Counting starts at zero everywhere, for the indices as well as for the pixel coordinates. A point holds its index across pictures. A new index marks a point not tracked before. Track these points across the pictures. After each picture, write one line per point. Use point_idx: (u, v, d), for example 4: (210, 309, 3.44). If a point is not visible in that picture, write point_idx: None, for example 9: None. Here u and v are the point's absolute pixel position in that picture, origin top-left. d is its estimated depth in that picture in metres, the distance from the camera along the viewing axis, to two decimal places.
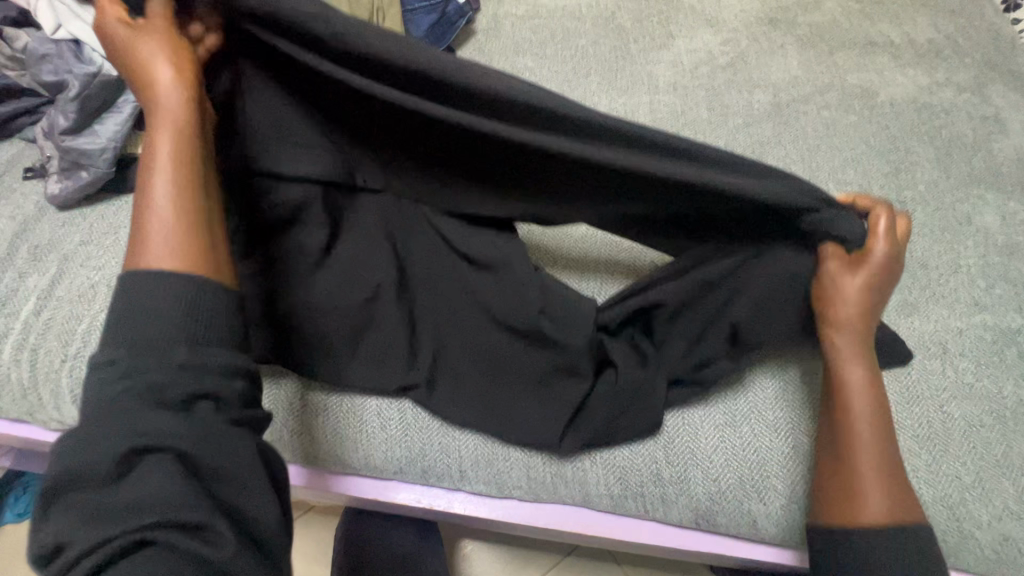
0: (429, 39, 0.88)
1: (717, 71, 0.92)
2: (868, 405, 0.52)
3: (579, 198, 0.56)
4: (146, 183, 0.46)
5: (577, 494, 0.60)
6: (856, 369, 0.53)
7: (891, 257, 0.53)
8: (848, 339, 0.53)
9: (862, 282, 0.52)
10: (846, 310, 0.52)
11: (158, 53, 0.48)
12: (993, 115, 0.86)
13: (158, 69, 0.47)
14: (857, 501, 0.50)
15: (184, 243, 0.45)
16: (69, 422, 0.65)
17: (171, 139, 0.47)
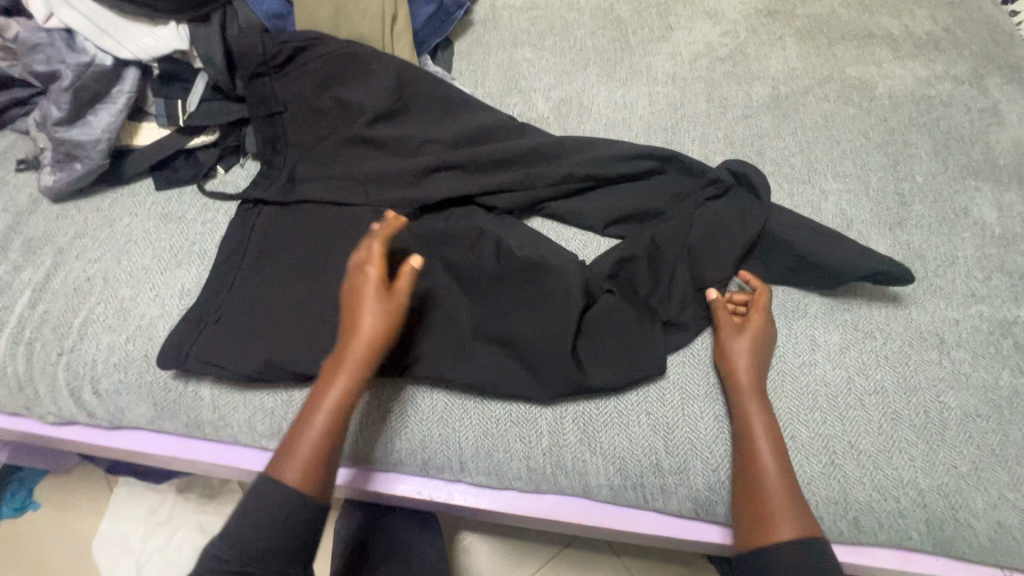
0: (428, 30, 0.86)
1: (717, 63, 0.91)
2: (767, 445, 0.56)
3: (552, 184, 0.72)
4: (312, 404, 0.55)
5: (577, 484, 0.60)
6: (757, 413, 0.57)
7: (766, 319, 0.63)
8: (746, 385, 0.58)
9: (750, 339, 0.61)
10: (738, 361, 0.60)
11: (367, 304, 0.56)
12: (991, 107, 0.86)
13: (360, 317, 0.55)
14: (767, 530, 0.52)
15: (311, 468, 0.53)
16: (66, 415, 0.65)
17: (340, 380, 0.55)
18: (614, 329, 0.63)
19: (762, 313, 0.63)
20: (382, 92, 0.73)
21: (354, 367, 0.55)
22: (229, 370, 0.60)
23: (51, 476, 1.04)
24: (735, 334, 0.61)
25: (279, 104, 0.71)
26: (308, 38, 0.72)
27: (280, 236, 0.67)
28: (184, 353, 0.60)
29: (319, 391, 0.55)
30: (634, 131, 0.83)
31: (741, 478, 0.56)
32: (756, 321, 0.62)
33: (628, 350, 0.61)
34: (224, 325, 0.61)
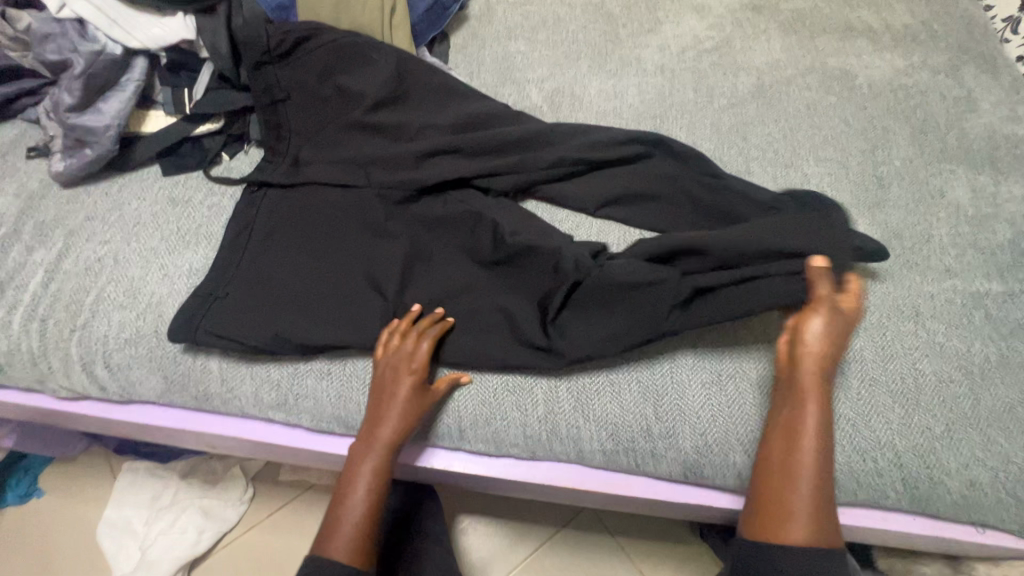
0: (425, 23, 0.89)
1: (704, 54, 0.95)
2: (816, 441, 0.55)
3: (547, 168, 0.74)
4: (354, 488, 0.60)
5: (572, 450, 0.63)
6: (814, 404, 0.57)
7: (853, 315, 0.60)
8: (812, 373, 0.57)
9: (830, 335, 0.58)
10: (813, 348, 0.57)
11: (408, 404, 0.60)
12: (966, 95, 0.90)
13: (400, 415, 0.60)
14: (785, 520, 0.54)
15: (358, 545, 0.58)
16: (78, 390, 0.67)
17: (381, 464, 0.60)
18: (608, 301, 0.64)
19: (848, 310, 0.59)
20: (383, 81, 0.75)
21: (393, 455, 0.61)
22: (237, 342, 0.62)
23: (57, 463, 1.06)
24: (822, 318, 0.58)
25: (282, 92, 0.74)
26: (309, 28, 0.75)
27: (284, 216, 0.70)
28: (194, 328, 0.62)
29: (359, 474, 0.60)
30: (625, 119, 0.87)
31: (773, 468, 0.56)
32: (847, 314, 0.59)
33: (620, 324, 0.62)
34: (231, 299, 0.64)
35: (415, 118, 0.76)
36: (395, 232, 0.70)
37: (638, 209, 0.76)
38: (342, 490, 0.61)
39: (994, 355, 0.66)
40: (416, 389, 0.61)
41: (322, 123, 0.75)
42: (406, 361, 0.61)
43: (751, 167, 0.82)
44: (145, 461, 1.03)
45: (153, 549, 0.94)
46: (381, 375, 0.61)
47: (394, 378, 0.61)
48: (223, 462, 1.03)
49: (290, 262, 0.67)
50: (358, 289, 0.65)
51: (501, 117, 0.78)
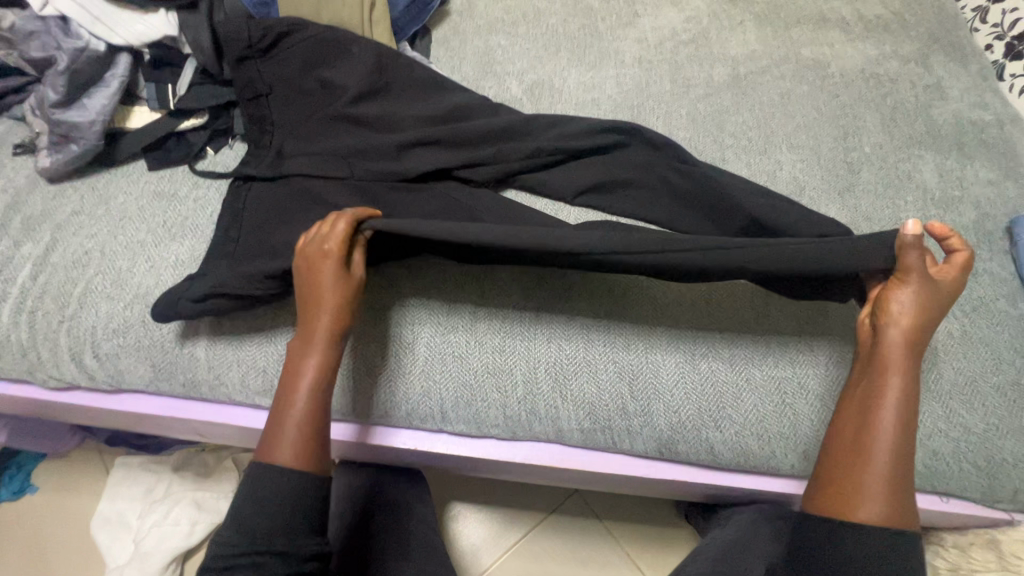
0: (407, 18, 0.90)
1: (680, 46, 0.97)
2: (896, 410, 0.55)
3: (525, 158, 0.76)
4: (294, 383, 0.58)
5: (551, 429, 0.66)
6: (896, 374, 0.56)
7: (947, 285, 0.58)
8: (897, 343, 0.56)
9: (925, 304, 0.56)
10: (901, 319, 0.56)
11: (334, 286, 0.58)
12: (935, 83, 0.92)
13: (327, 299, 0.58)
14: (857, 491, 0.54)
15: (305, 443, 0.57)
16: (67, 380, 0.69)
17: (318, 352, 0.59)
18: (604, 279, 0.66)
19: (944, 279, 0.58)
20: (365, 74, 0.77)
21: (330, 341, 0.59)
22: (225, 301, 0.63)
23: (49, 458, 1.07)
24: (911, 289, 0.56)
25: (265, 86, 0.75)
26: (289, 23, 0.76)
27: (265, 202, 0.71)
28: (180, 299, 0.63)
29: (298, 368, 0.59)
30: (602, 111, 0.89)
31: (847, 438, 0.57)
32: (941, 286, 0.57)
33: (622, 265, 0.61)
34: (220, 269, 0.65)
35: (397, 111, 0.77)
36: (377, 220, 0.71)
37: (616, 196, 0.77)
38: (283, 391, 0.59)
39: (957, 330, 0.69)
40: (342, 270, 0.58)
41: (304, 117, 0.76)
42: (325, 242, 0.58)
43: (725, 155, 0.84)
44: (137, 455, 1.05)
45: (147, 540, 0.96)
46: (305, 265, 0.59)
47: (314, 263, 0.58)
48: (216, 454, 1.05)
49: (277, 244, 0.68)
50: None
51: (481, 111, 0.80)
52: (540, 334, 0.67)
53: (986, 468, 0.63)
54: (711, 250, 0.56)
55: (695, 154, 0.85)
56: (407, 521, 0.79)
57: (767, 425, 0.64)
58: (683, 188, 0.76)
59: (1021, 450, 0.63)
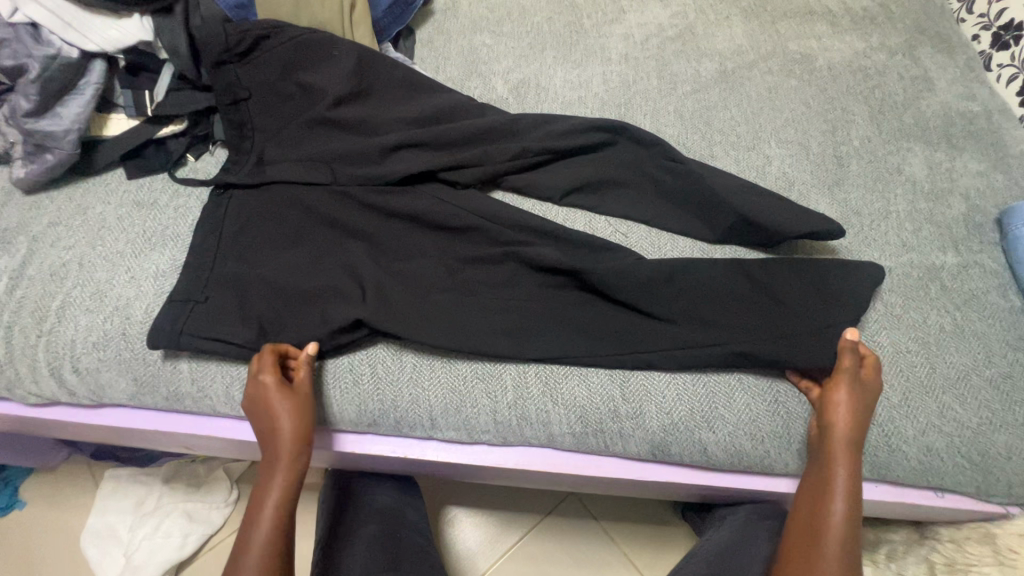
0: (389, 18, 0.89)
1: (667, 42, 0.96)
2: (843, 512, 0.56)
3: (512, 158, 0.75)
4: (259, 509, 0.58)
5: (542, 434, 0.65)
6: (842, 477, 0.57)
7: (875, 385, 0.60)
8: (841, 448, 0.58)
9: (859, 404, 0.59)
10: (839, 421, 0.58)
11: (287, 408, 0.59)
12: (922, 75, 0.92)
13: (284, 423, 0.59)
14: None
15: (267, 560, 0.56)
16: (47, 396, 0.67)
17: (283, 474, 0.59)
18: (603, 280, 0.66)
19: (870, 380, 0.60)
20: (346, 77, 0.76)
21: (290, 461, 0.59)
22: (225, 341, 0.63)
23: (36, 474, 1.05)
24: (844, 390, 0.59)
25: (244, 91, 0.74)
26: (268, 26, 0.74)
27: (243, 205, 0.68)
28: (178, 334, 0.62)
29: (265, 494, 0.58)
30: (589, 109, 0.88)
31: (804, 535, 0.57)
32: (871, 389, 0.60)
33: (610, 318, 0.66)
34: (218, 299, 0.65)
35: (381, 114, 0.76)
36: (361, 225, 0.70)
37: (604, 195, 0.77)
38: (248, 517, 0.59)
39: (948, 324, 0.68)
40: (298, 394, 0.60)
41: (285, 122, 0.75)
42: (262, 372, 0.59)
43: (714, 152, 0.83)
44: (126, 468, 1.03)
45: (137, 554, 0.94)
46: (253, 393, 0.60)
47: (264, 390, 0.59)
48: (206, 465, 1.03)
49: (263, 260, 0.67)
50: (343, 279, 0.66)
51: (466, 112, 0.79)
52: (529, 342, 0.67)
53: (979, 463, 0.63)
54: (663, 337, 0.64)
55: (682, 151, 0.84)
56: (400, 529, 0.78)
57: (760, 425, 0.63)
58: (671, 187, 0.75)
59: (1014, 443, 0.63)
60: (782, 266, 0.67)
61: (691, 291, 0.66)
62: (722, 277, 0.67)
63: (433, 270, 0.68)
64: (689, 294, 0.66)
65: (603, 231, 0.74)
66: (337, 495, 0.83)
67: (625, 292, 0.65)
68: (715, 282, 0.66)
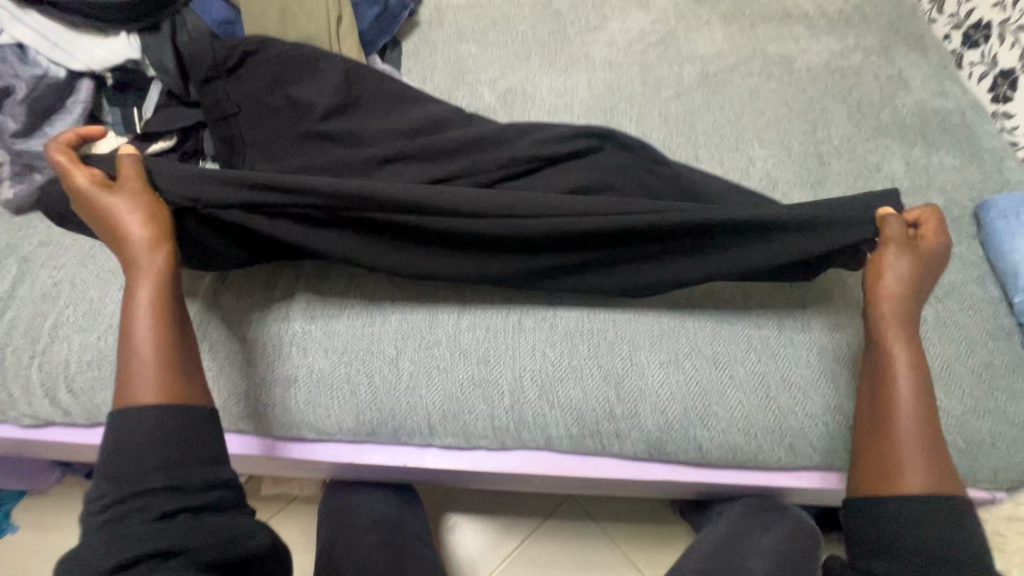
0: (375, 31, 0.90)
1: (650, 47, 0.98)
2: (910, 386, 0.58)
3: (501, 168, 0.76)
4: (128, 323, 0.55)
5: (540, 437, 0.66)
6: (901, 348, 0.59)
7: (936, 250, 0.62)
8: (892, 320, 0.60)
9: (910, 267, 0.60)
10: (888, 295, 0.60)
11: (113, 208, 0.57)
12: (897, 74, 0.94)
13: (120, 226, 0.57)
14: (897, 468, 0.56)
15: (156, 373, 0.53)
16: (41, 417, 0.67)
17: (146, 277, 0.56)
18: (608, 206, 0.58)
19: (928, 241, 0.62)
20: (335, 92, 0.77)
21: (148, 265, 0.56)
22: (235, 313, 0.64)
23: (29, 496, 1.03)
24: (898, 261, 0.61)
25: (233, 106, 0.74)
26: (256, 43, 0.76)
27: None
28: None
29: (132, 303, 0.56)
30: (576, 115, 0.89)
31: (870, 417, 0.59)
32: (922, 251, 0.61)
33: None
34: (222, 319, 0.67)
35: (371, 127, 0.77)
36: None
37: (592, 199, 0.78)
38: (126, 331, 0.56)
39: (931, 316, 0.70)
40: (128, 182, 0.58)
41: (272, 136, 0.75)
42: (76, 175, 0.58)
43: (699, 154, 0.85)
44: None
45: None
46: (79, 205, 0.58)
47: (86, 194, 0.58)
48: None
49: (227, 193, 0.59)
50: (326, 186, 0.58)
51: (454, 123, 0.80)
52: (523, 344, 0.67)
53: (965, 450, 0.64)
54: None
55: (668, 154, 0.86)
56: (402, 535, 0.78)
57: (754, 422, 0.65)
58: (657, 189, 0.76)
59: (997, 430, 0.65)
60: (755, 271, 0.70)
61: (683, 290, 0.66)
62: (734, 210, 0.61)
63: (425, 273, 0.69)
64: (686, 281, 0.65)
65: None
66: (337, 506, 0.83)
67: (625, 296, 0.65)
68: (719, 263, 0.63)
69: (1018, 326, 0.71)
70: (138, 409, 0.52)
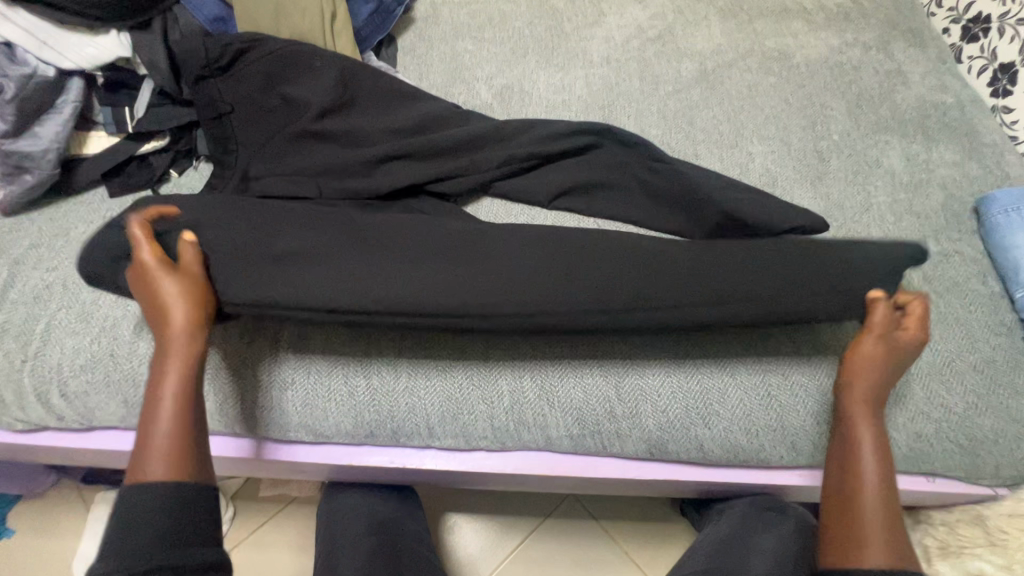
0: (370, 27, 0.89)
1: (647, 43, 0.97)
2: (878, 465, 0.57)
3: (499, 165, 0.75)
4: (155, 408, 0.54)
5: (540, 438, 0.65)
6: (866, 424, 0.59)
7: (914, 339, 0.59)
8: (861, 396, 0.59)
9: (887, 351, 0.59)
10: (861, 375, 0.59)
11: (167, 287, 0.55)
12: (896, 68, 0.94)
13: (167, 303, 0.55)
14: (856, 546, 0.54)
15: (173, 458, 0.53)
16: (35, 421, 0.66)
17: (181, 361, 0.55)
18: (630, 289, 0.57)
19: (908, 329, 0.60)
20: (331, 90, 0.75)
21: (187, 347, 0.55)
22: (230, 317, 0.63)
23: (24, 501, 1.02)
24: (875, 346, 0.59)
25: (227, 105, 0.73)
26: (249, 40, 0.74)
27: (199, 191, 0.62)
28: None
29: (161, 381, 0.55)
30: (573, 112, 0.88)
31: (835, 491, 0.58)
32: (904, 338, 0.59)
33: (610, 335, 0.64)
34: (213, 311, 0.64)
35: (367, 125, 0.76)
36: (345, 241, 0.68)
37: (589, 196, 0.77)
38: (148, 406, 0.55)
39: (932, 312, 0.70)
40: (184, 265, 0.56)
41: (268, 135, 0.74)
42: (139, 250, 0.55)
43: (698, 150, 0.84)
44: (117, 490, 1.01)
45: None
46: (133, 274, 0.56)
47: (142, 267, 0.55)
48: None
49: (235, 259, 0.57)
50: (333, 270, 0.57)
51: (450, 119, 0.79)
52: (523, 343, 0.66)
53: (966, 447, 0.64)
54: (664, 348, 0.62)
55: (667, 151, 0.85)
56: (401, 536, 0.78)
57: (756, 420, 0.64)
58: (657, 186, 0.76)
59: (999, 426, 0.64)
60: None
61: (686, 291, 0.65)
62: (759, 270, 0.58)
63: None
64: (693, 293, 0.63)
65: None
66: (336, 507, 0.83)
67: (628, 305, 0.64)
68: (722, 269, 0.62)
69: (1018, 321, 0.71)
70: (145, 489, 0.51)
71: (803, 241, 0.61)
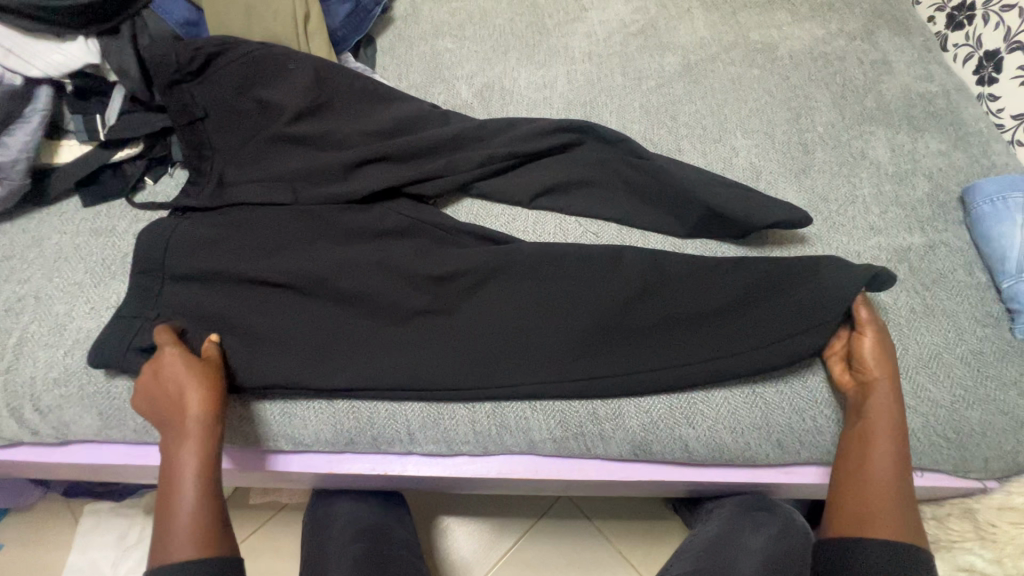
0: (347, 28, 0.88)
1: (630, 38, 0.96)
2: (890, 461, 0.59)
3: (478, 165, 0.74)
4: (180, 488, 0.55)
5: (523, 441, 0.65)
6: (883, 423, 0.59)
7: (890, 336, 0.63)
8: (883, 398, 0.60)
9: (890, 359, 0.61)
10: (881, 374, 0.60)
11: (189, 377, 0.57)
12: (881, 58, 0.93)
13: (189, 392, 0.57)
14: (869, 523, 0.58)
15: (200, 534, 0.54)
16: (10, 436, 0.65)
17: (196, 443, 0.56)
18: (580, 362, 0.63)
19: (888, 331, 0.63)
20: (304, 93, 0.74)
21: (207, 430, 0.57)
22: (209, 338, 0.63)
23: (12, 514, 1.01)
24: (877, 341, 0.61)
25: (200, 110, 0.72)
26: (218, 43, 0.72)
27: (184, 229, 0.68)
28: (126, 349, 0.61)
29: (179, 467, 0.56)
30: (555, 109, 0.87)
31: (848, 477, 0.60)
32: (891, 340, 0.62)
33: (590, 348, 0.64)
34: (197, 328, 0.64)
35: (342, 128, 0.75)
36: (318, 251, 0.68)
37: (572, 194, 0.76)
38: (166, 492, 0.56)
39: (918, 304, 0.69)
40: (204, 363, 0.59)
41: (242, 140, 0.73)
42: (165, 351, 0.59)
43: (681, 145, 0.83)
44: (105, 502, 1.00)
45: None
46: (152, 375, 0.59)
47: (161, 365, 0.59)
48: None
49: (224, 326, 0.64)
50: (309, 347, 0.64)
51: (430, 121, 0.78)
52: None
53: (954, 440, 0.63)
54: (632, 359, 0.63)
55: (651, 147, 0.84)
56: (389, 543, 0.77)
57: (740, 418, 0.63)
58: (638, 183, 0.75)
59: (986, 419, 0.63)
60: (768, 280, 0.64)
61: (660, 295, 0.65)
62: (689, 326, 0.64)
63: (400, 295, 0.66)
64: (656, 305, 0.65)
65: (574, 233, 0.74)
66: (322, 514, 0.82)
67: (603, 323, 0.64)
68: (689, 289, 0.65)
69: (1006, 311, 0.70)
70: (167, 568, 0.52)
71: (752, 283, 0.64)
